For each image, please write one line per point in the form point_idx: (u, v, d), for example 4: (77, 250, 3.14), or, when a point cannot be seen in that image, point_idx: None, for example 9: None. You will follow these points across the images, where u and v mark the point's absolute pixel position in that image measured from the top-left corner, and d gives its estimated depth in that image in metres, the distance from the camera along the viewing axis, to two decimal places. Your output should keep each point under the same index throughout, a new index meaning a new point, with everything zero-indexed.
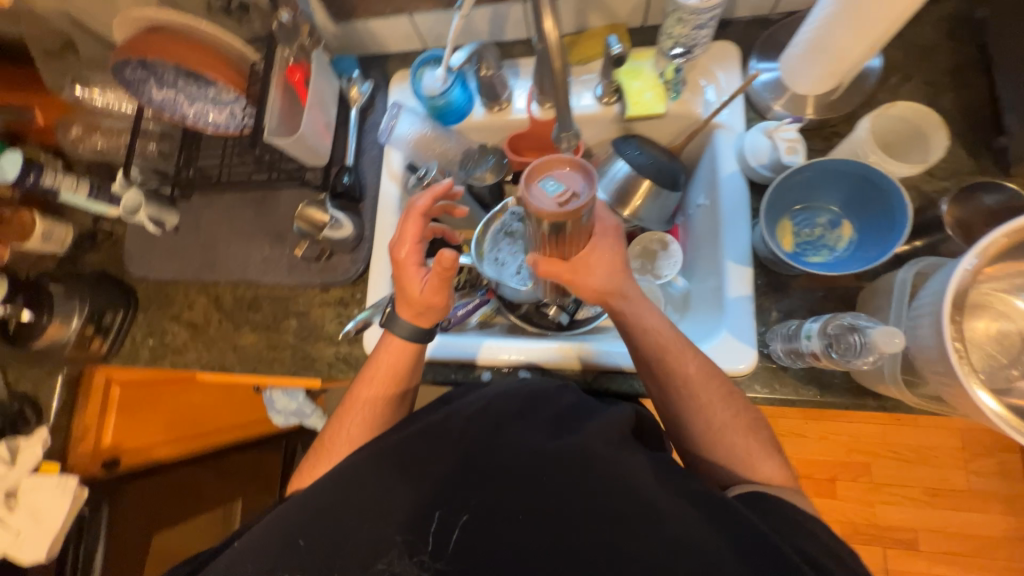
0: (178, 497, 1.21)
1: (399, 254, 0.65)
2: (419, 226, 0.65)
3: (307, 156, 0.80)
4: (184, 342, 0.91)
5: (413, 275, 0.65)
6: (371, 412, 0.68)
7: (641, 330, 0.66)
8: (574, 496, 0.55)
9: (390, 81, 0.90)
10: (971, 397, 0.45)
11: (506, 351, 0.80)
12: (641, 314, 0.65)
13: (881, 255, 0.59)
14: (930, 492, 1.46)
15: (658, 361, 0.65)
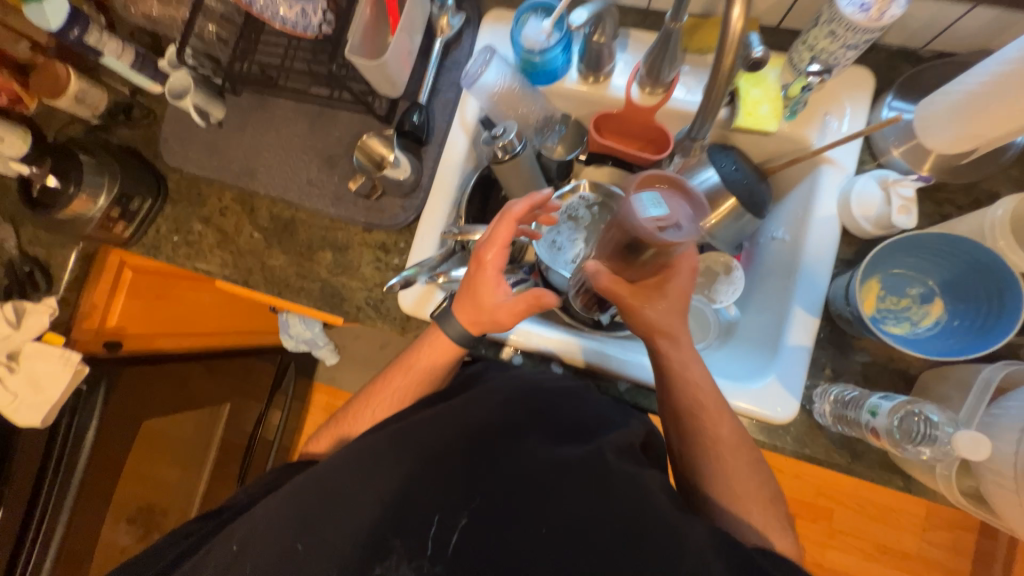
0: (187, 390, 1.21)
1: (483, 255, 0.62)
2: (510, 232, 0.61)
3: (383, 85, 0.72)
4: (210, 247, 0.87)
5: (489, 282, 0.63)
6: (400, 396, 0.69)
7: (686, 354, 0.64)
8: (598, 507, 0.53)
9: (482, 18, 0.81)
10: None
11: (539, 337, 0.76)
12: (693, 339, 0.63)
13: (970, 348, 0.56)
14: (880, 549, 1.52)
15: (700, 391, 0.63)
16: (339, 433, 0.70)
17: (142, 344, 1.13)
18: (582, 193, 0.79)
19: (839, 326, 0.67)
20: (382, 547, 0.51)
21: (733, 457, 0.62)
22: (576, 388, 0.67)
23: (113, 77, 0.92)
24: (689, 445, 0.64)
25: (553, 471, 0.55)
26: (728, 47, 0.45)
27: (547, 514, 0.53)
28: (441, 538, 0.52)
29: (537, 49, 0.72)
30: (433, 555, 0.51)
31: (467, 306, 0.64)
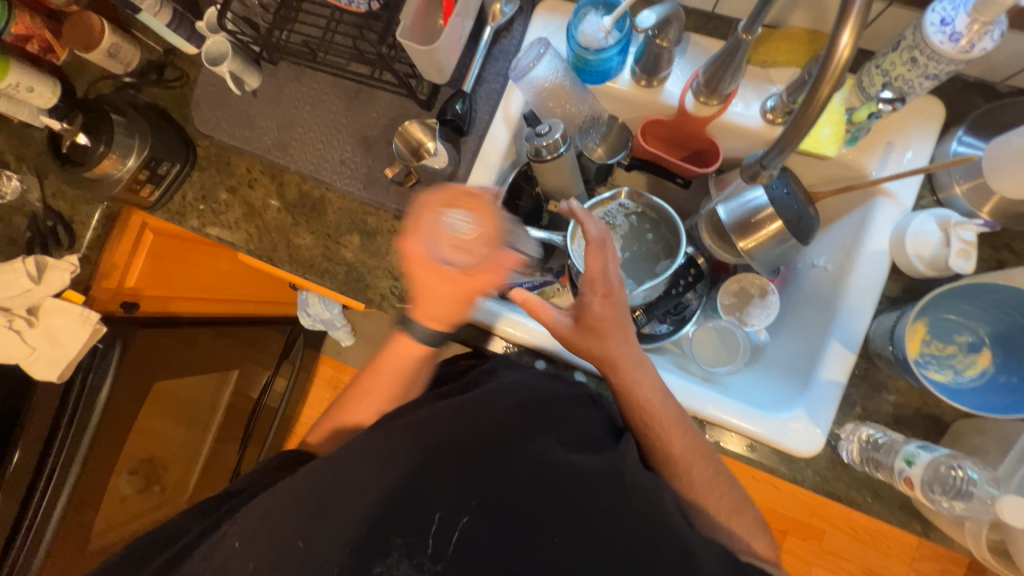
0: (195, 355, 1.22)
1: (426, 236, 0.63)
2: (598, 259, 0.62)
3: (431, 73, 0.69)
4: (236, 219, 0.86)
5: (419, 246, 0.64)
6: (392, 388, 0.71)
7: None
8: (615, 523, 0.53)
9: (536, 8, 0.77)
10: None
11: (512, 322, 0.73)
12: None
13: (1016, 405, 0.54)
14: (867, 573, 1.53)
15: None
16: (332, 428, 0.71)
17: (158, 307, 1.12)
18: (622, 200, 0.76)
19: (876, 364, 0.65)
20: (386, 540, 0.52)
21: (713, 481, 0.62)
22: (580, 392, 0.66)
23: (148, 34, 0.89)
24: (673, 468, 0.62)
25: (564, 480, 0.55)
26: (832, 74, 0.42)
27: (554, 526, 0.53)
28: (441, 539, 0.53)
29: (593, 47, 0.69)
30: (433, 553, 0.52)
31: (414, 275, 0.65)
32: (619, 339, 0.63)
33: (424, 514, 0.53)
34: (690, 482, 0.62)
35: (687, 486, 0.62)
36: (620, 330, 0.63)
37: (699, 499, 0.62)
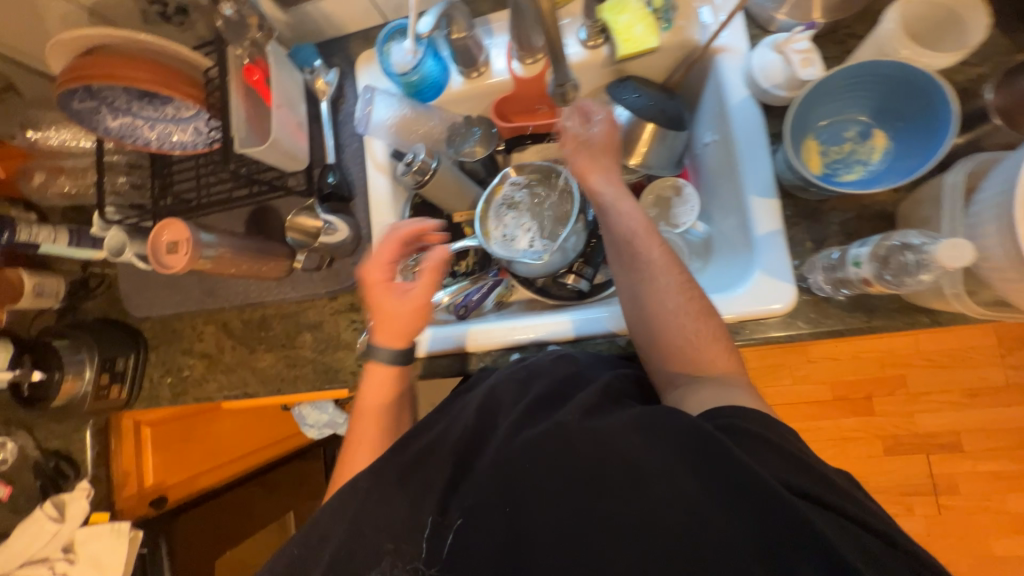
0: (219, 514, 1.24)
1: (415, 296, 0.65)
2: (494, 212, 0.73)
3: (285, 162, 0.73)
4: (203, 375, 0.89)
5: (401, 308, 0.64)
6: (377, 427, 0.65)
7: (614, 212, 0.66)
8: (631, 458, 0.47)
9: (356, 66, 0.83)
10: None
11: (444, 339, 0.76)
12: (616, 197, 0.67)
13: (927, 159, 0.53)
14: (967, 392, 1.43)
15: (626, 242, 0.65)
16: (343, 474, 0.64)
17: (185, 488, 1.16)
18: (513, 179, 0.78)
19: (799, 197, 0.65)
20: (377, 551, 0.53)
21: (671, 271, 0.62)
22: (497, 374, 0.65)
23: (63, 261, 0.96)
24: (644, 262, 0.63)
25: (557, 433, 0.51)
26: None
27: (545, 495, 0.49)
28: (435, 546, 0.52)
29: (410, 69, 0.73)
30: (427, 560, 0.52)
31: (397, 329, 0.65)
32: (601, 158, 0.69)
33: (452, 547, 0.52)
34: (654, 269, 0.63)
35: (654, 278, 0.62)
36: (605, 156, 0.70)
37: (668, 286, 0.61)
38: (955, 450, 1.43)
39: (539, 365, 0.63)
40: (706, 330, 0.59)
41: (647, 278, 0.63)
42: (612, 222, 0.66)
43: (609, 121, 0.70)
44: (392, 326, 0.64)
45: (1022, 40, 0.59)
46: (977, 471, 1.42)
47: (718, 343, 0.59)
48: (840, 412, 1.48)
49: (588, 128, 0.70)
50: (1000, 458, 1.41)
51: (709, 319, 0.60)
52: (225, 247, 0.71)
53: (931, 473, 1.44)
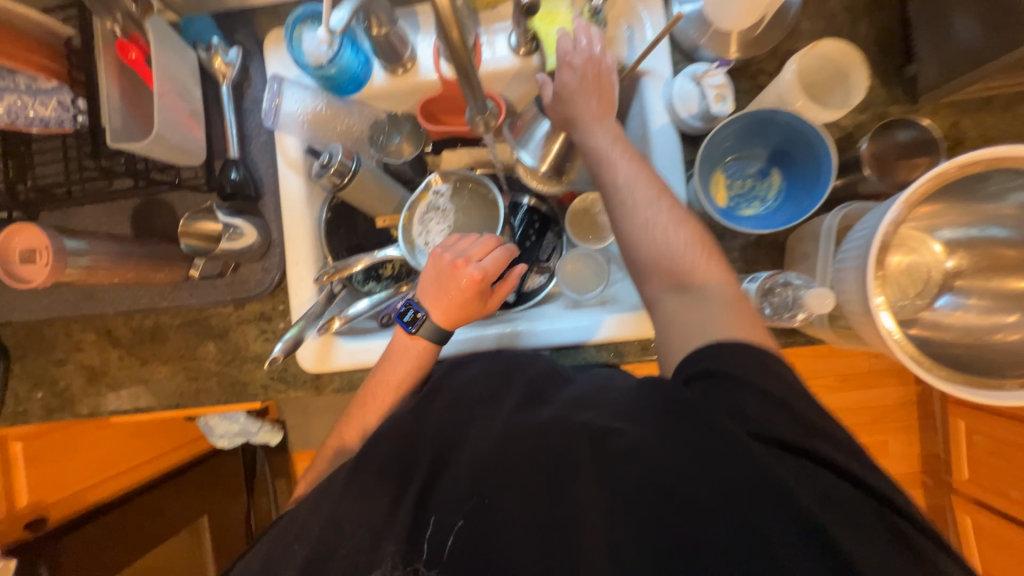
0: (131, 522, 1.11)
1: (492, 301, 0.66)
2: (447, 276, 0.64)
3: (176, 156, 0.64)
4: (84, 389, 0.79)
5: (478, 306, 0.65)
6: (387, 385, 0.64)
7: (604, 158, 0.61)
8: None
9: (263, 46, 0.74)
10: (874, 320, 0.47)
11: (362, 351, 0.73)
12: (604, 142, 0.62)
13: (813, 203, 0.60)
14: (842, 377, 1.60)
15: (612, 183, 0.60)
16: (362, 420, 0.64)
17: (76, 503, 1.05)
18: (437, 186, 0.77)
19: (708, 223, 0.69)
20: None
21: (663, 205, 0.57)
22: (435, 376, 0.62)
23: None
24: (630, 202, 0.58)
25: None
26: (446, 17, 0.38)
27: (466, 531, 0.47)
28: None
29: (326, 62, 0.67)
30: (427, 560, 0.45)
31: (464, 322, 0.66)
32: (588, 95, 0.62)
33: None
34: (635, 202, 0.58)
35: (633, 212, 0.58)
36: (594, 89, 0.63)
37: (662, 223, 0.56)
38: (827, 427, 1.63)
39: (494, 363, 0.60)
40: (708, 264, 0.55)
41: (625, 209, 0.58)
42: (593, 159, 0.62)
43: (596, 48, 0.62)
44: (458, 318, 0.64)
45: (895, 94, 0.67)
46: None
47: (729, 282, 0.55)
48: None
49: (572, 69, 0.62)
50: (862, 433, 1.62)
51: (712, 256, 0.56)
52: (103, 253, 0.63)
53: None
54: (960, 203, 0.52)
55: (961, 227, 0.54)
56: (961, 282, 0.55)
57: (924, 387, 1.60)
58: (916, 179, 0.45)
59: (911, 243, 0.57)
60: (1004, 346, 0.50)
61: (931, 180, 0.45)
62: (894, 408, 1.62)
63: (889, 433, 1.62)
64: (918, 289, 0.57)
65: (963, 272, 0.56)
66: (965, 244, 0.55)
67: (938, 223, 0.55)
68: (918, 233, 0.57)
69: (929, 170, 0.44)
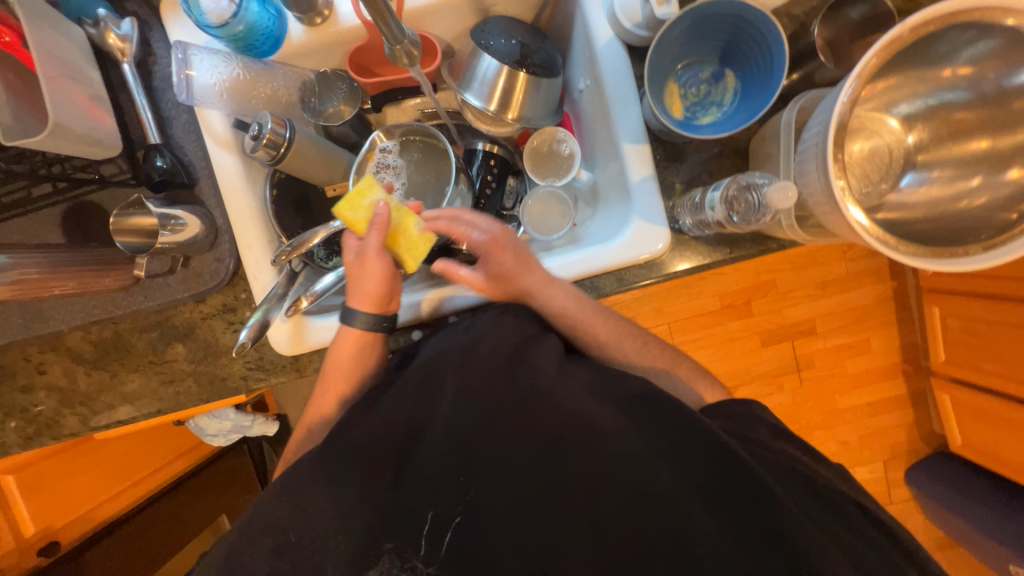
0: (148, 530, 1.13)
1: (365, 250, 0.63)
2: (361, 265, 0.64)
3: (88, 149, 0.59)
4: (58, 411, 0.76)
5: (361, 267, 0.64)
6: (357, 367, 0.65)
7: (552, 315, 0.67)
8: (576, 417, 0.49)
9: (161, 14, 0.66)
10: (843, 213, 0.46)
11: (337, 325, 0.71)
12: (547, 297, 0.66)
13: (766, 101, 0.58)
14: (820, 285, 1.64)
15: (512, 282, 0.67)
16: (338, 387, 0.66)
17: (86, 524, 1.05)
18: (383, 144, 0.73)
19: (667, 141, 0.67)
20: (375, 549, 0.48)
21: (567, 294, 0.66)
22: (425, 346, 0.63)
23: None
24: (538, 295, 0.66)
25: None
26: None
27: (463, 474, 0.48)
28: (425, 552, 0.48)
29: (230, 18, 0.60)
30: (426, 557, 0.48)
31: (366, 291, 0.64)
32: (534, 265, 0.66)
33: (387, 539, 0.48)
34: (579, 327, 0.67)
35: (565, 319, 0.66)
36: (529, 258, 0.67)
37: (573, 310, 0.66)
38: (812, 334, 1.68)
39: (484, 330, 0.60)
40: (614, 325, 0.69)
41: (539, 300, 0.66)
42: (546, 314, 0.67)
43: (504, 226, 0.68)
44: (357, 287, 0.64)
45: None
46: (829, 347, 1.68)
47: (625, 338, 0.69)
48: (727, 318, 1.65)
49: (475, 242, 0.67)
50: (846, 334, 1.68)
51: (610, 319, 0.69)
52: (35, 266, 0.59)
53: (796, 356, 1.69)
54: (915, 73, 0.50)
55: (918, 98, 0.53)
56: (924, 157, 0.55)
57: (899, 281, 1.65)
58: (867, 51, 0.43)
59: (870, 127, 0.56)
60: (969, 211, 0.50)
61: (881, 50, 0.43)
62: (872, 306, 1.66)
63: (869, 330, 1.68)
64: (881, 174, 0.56)
65: (924, 145, 0.55)
66: (923, 116, 0.54)
67: (897, 101, 0.54)
68: (878, 115, 0.55)
69: (879, 39, 0.42)
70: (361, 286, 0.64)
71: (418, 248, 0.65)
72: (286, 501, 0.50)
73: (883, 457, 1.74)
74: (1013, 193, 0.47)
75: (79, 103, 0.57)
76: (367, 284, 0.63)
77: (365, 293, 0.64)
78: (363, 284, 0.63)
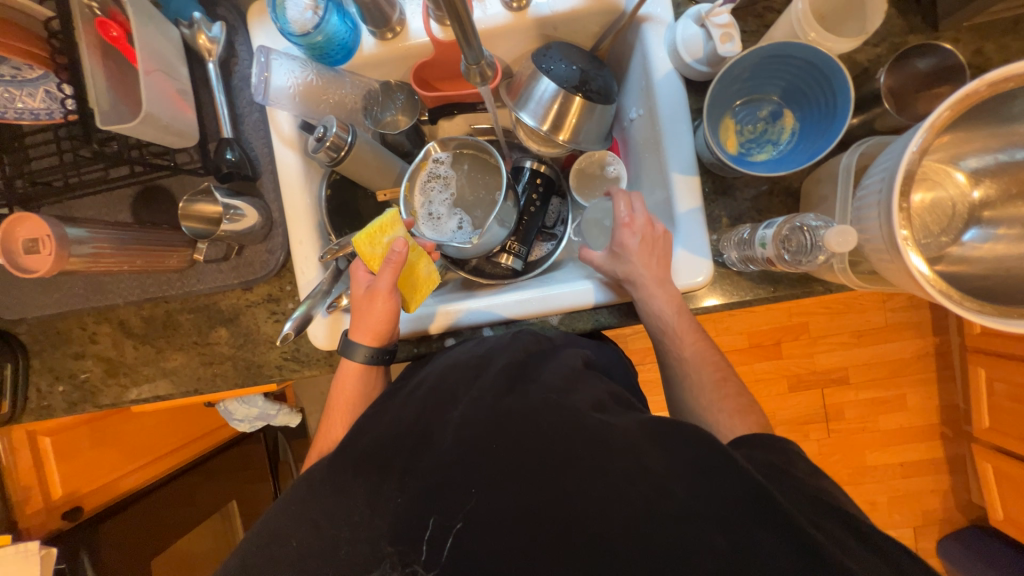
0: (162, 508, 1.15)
1: (377, 287, 0.63)
2: (367, 300, 0.64)
3: (169, 139, 0.63)
4: (103, 380, 0.80)
5: (369, 302, 0.64)
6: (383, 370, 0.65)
7: (650, 316, 0.64)
8: (610, 443, 0.49)
9: (247, 20, 0.72)
10: (902, 259, 0.45)
11: None
12: (650, 298, 0.63)
13: (826, 144, 0.57)
14: (856, 334, 1.58)
15: (623, 271, 0.65)
16: (349, 396, 0.65)
17: (107, 494, 1.08)
18: (437, 154, 0.75)
19: (717, 174, 0.67)
20: (376, 551, 0.48)
21: (670, 298, 0.63)
22: (441, 359, 0.64)
23: None
24: (642, 291, 0.64)
25: (541, 410, 0.51)
26: None
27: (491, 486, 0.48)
28: (441, 554, 0.48)
29: (311, 29, 0.64)
30: (427, 562, 0.47)
31: (370, 326, 0.64)
32: (652, 259, 0.63)
33: (404, 545, 0.48)
34: (674, 328, 0.63)
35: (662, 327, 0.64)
36: (657, 252, 0.64)
37: (668, 317, 0.63)
38: (843, 384, 1.61)
39: (500, 345, 0.62)
40: (690, 330, 0.64)
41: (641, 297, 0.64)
42: (643, 310, 0.64)
43: (651, 216, 0.66)
44: (359, 319, 0.65)
45: (914, 22, 0.61)
46: (861, 399, 1.61)
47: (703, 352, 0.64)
48: (754, 359, 1.61)
49: (634, 230, 0.65)
50: (880, 387, 1.60)
51: (699, 329, 0.65)
52: (106, 241, 0.63)
53: (825, 405, 1.62)
54: (986, 129, 0.49)
55: (988, 153, 0.52)
56: (990, 212, 0.53)
57: (942, 338, 1.57)
58: (940, 102, 0.42)
59: (934, 179, 0.55)
60: None
61: (955, 103, 0.42)
62: (910, 362, 1.59)
63: (907, 386, 1.60)
64: (942, 226, 0.55)
65: (989, 202, 0.53)
66: (991, 172, 0.52)
67: (964, 154, 0.53)
68: (942, 167, 0.54)
69: (954, 92, 0.41)
70: (365, 321, 0.64)
71: (422, 289, 0.69)
72: (312, 493, 0.51)
73: (913, 523, 1.63)
74: None
75: (168, 96, 0.61)
76: (373, 320, 0.64)
77: (370, 328, 0.64)
78: (368, 320, 0.64)
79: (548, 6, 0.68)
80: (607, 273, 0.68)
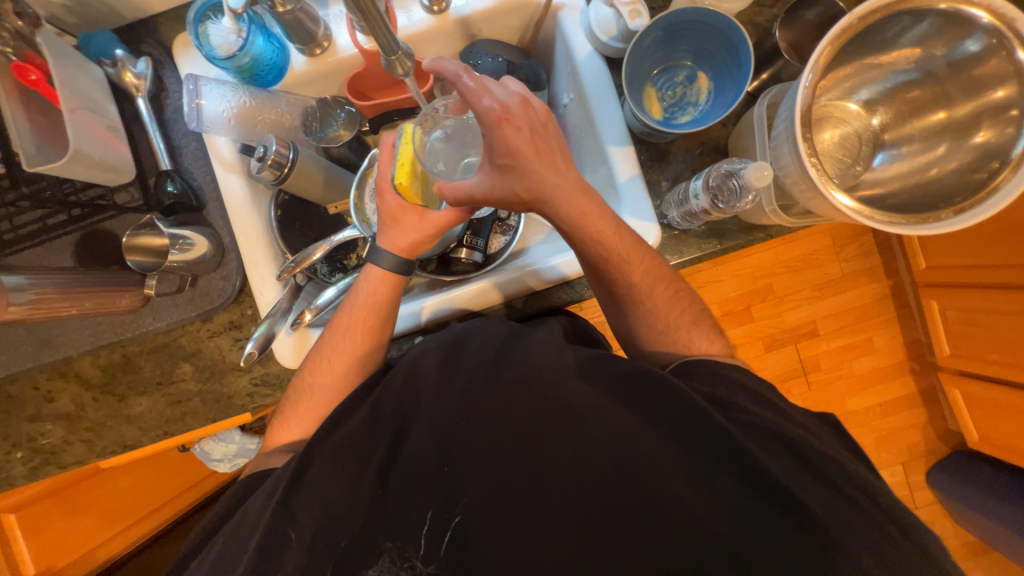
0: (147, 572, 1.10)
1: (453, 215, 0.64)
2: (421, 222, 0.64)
3: (104, 176, 0.63)
4: (64, 439, 0.76)
5: (428, 223, 0.64)
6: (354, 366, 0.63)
7: (586, 238, 0.59)
8: (581, 400, 0.51)
9: (172, 53, 0.72)
10: (829, 202, 0.49)
11: None
12: (578, 216, 0.58)
13: (738, 94, 0.62)
14: (817, 287, 1.65)
15: (524, 187, 0.56)
16: (309, 416, 0.62)
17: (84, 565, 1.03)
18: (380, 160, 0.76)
19: (650, 141, 0.71)
20: (374, 548, 0.47)
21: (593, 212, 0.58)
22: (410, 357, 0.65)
23: None
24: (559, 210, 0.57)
25: (512, 382, 0.52)
26: None
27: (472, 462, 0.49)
28: (432, 538, 0.48)
29: (236, 51, 0.65)
30: (420, 550, 0.48)
31: (402, 238, 0.64)
32: (553, 151, 0.55)
33: (396, 537, 0.48)
34: (614, 249, 0.59)
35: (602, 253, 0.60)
36: (552, 138, 0.56)
37: (603, 236, 0.59)
38: (814, 336, 1.68)
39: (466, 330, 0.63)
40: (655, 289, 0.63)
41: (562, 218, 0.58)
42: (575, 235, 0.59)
43: (523, 95, 0.54)
44: (397, 225, 0.64)
45: None
46: (832, 348, 1.68)
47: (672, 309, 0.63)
48: (727, 325, 1.65)
49: (513, 120, 0.52)
50: (847, 334, 1.67)
51: (642, 250, 0.62)
52: (49, 288, 0.61)
53: (801, 359, 1.69)
54: (869, 59, 0.55)
55: (876, 83, 0.58)
56: (890, 137, 0.59)
57: (895, 279, 1.66)
58: (821, 39, 0.46)
59: (837, 115, 0.61)
60: (939, 180, 0.53)
61: (834, 38, 0.47)
62: (871, 305, 1.67)
63: (872, 329, 1.68)
64: (852, 156, 0.60)
65: (888, 126, 0.59)
66: (882, 99, 0.58)
67: (856, 87, 0.59)
68: (841, 103, 0.60)
69: (831, 28, 0.46)
70: (400, 228, 0.64)
71: None
72: None
73: (901, 459, 1.70)
74: (978, 157, 0.50)
75: (97, 132, 0.61)
76: (408, 238, 0.64)
77: (397, 236, 0.64)
78: (406, 236, 0.64)
79: (468, 6, 0.71)
80: (499, 190, 0.56)
